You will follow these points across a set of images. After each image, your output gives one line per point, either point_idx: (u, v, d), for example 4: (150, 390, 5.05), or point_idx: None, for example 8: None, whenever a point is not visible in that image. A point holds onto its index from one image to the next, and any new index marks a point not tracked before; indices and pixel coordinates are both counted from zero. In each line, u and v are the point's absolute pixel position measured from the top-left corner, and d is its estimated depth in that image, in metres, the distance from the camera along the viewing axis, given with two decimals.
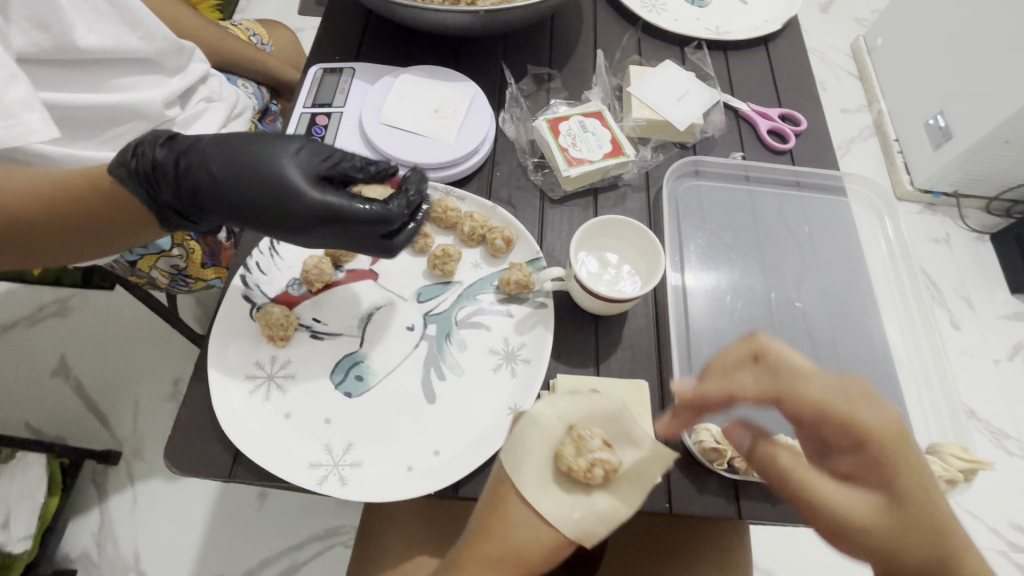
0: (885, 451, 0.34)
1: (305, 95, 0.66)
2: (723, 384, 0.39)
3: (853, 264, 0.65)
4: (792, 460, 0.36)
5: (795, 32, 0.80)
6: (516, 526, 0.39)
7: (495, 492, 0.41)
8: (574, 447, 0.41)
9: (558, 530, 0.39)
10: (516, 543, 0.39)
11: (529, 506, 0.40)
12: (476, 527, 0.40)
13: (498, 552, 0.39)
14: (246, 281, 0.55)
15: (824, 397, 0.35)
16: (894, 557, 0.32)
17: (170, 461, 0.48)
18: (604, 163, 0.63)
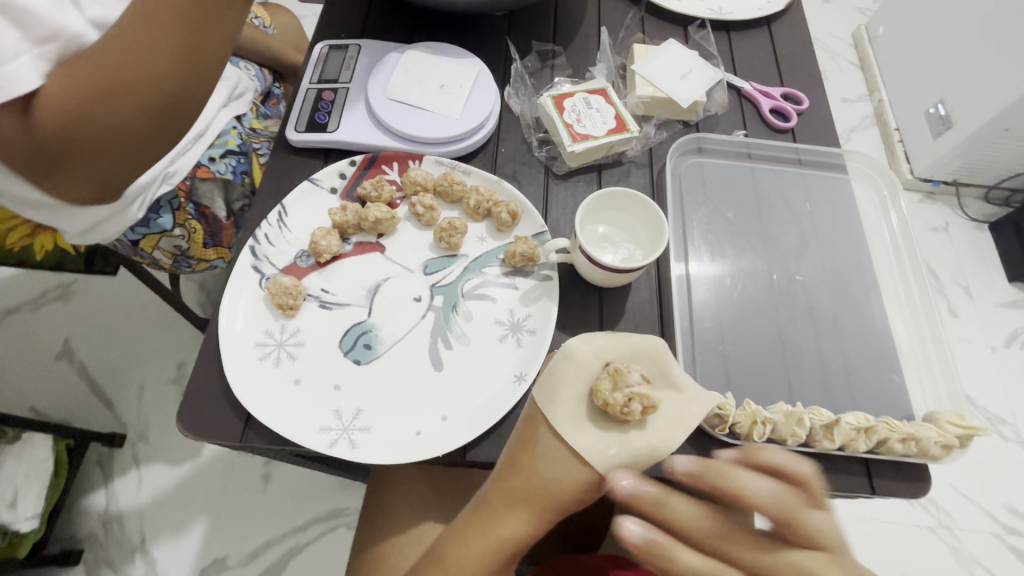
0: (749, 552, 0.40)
1: (311, 71, 0.67)
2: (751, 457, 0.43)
3: (852, 240, 0.66)
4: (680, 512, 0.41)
5: (798, 13, 0.81)
6: (547, 461, 0.43)
7: (527, 427, 0.45)
8: (611, 381, 0.43)
9: (590, 464, 0.43)
10: (545, 476, 0.43)
11: (558, 439, 0.44)
12: (510, 461, 0.45)
13: (529, 481, 0.44)
14: (255, 252, 0.56)
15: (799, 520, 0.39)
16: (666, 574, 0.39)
17: (183, 426, 0.49)
18: (608, 139, 0.63)
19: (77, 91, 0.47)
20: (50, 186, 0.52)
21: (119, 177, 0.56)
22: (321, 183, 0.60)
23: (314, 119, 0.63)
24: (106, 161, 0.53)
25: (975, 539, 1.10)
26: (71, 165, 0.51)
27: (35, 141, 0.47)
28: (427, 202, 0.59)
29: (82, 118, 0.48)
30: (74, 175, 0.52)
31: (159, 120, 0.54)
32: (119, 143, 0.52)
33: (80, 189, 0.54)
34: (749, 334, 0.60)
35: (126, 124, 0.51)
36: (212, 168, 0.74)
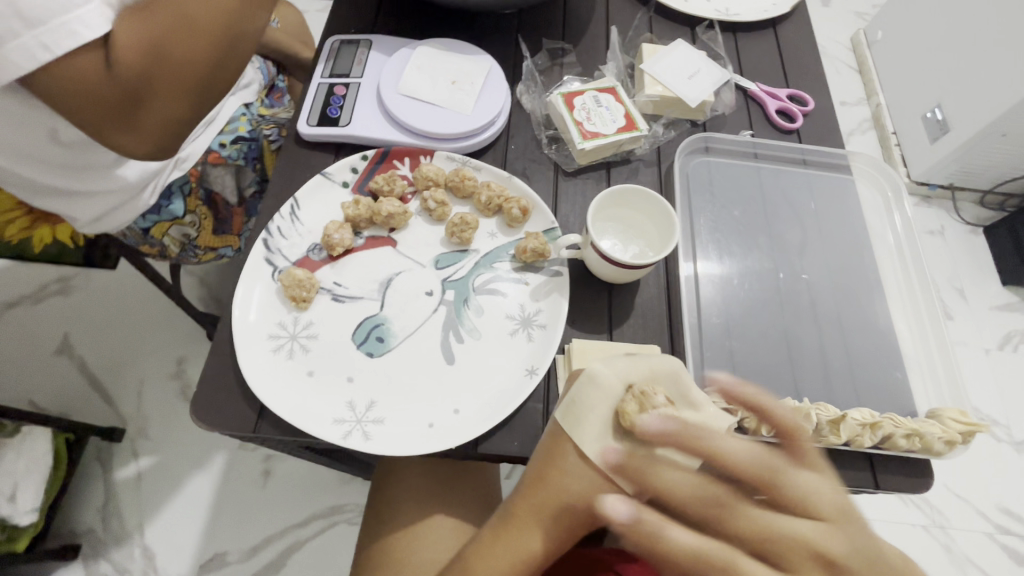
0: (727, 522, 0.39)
1: (323, 66, 0.67)
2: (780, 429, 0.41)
3: (856, 239, 0.67)
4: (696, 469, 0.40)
5: (803, 16, 0.82)
6: (569, 476, 0.45)
7: (552, 444, 0.46)
8: (638, 404, 0.44)
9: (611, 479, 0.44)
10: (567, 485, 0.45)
11: (582, 458, 0.45)
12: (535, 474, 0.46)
13: (553, 493, 0.45)
14: (268, 244, 0.56)
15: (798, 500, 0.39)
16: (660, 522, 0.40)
17: (197, 416, 0.49)
18: (618, 137, 0.64)
19: (147, 31, 0.45)
20: (123, 140, 0.51)
21: (188, 125, 0.55)
22: (333, 177, 0.60)
23: (326, 113, 0.63)
24: (178, 103, 0.51)
25: (968, 538, 1.11)
26: (143, 111, 0.49)
27: (82, 103, 0.46)
28: (439, 197, 0.59)
29: (153, 56, 0.46)
30: (147, 123, 0.51)
31: (228, 59, 0.52)
32: (189, 84, 0.50)
33: (152, 140, 0.53)
34: (755, 331, 0.61)
35: (196, 62, 0.49)
36: (223, 154, 0.75)
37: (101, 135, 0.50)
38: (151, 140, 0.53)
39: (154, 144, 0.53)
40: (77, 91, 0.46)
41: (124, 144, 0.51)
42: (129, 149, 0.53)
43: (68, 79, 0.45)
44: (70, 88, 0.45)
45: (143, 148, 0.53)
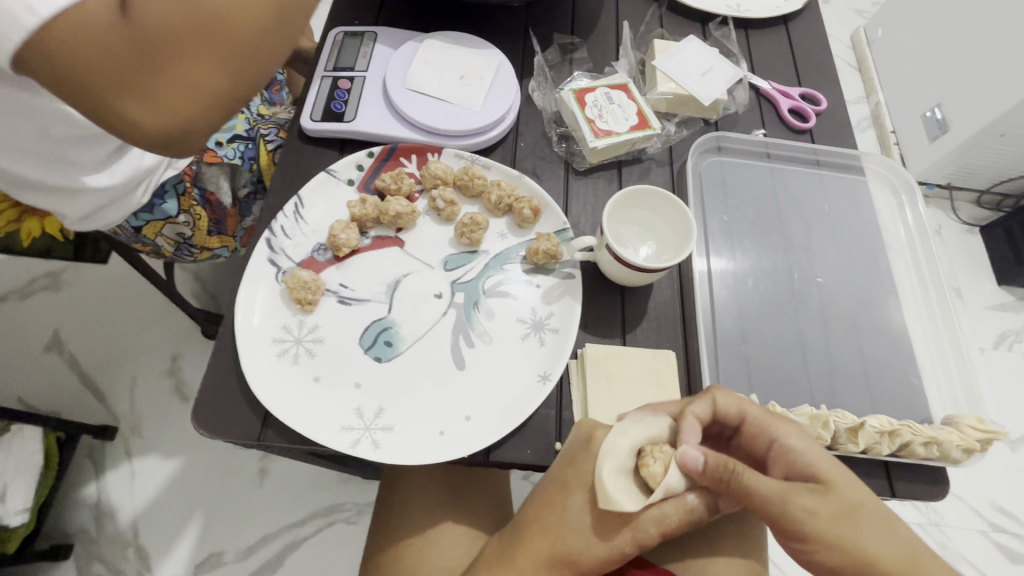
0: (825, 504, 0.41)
1: (326, 59, 0.65)
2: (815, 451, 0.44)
3: (870, 243, 0.66)
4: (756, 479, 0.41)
5: (814, 12, 0.80)
6: (567, 528, 0.45)
7: (557, 486, 0.46)
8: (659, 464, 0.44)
9: (604, 540, 0.44)
10: (567, 531, 0.45)
11: (583, 511, 0.45)
12: (535, 514, 0.47)
13: (551, 543, 0.45)
14: (271, 245, 0.54)
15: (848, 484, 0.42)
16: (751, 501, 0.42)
17: (198, 423, 0.47)
18: (631, 135, 0.62)
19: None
20: (138, 110, 0.45)
21: (212, 110, 0.48)
22: (338, 175, 0.59)
23: (331, 108, 0.61)
24: (208, 72, 0.46)
25: (961, 535, 1.12)
26: (164, 73, 0.44)
27: (91, 54, 0.41)
28: (448, 196, 0.58)
29: (186, 8, 0.43)
30: (167, 92, 0.45)
31: (270, 34, 0.49)
32: (221, 51, 0.46)
33: (170, 118, 0.46)
34: (769, 335, 0.60)
35: (235, 24, 0.45)
36: (218, 153, 0.74)
37: (111, 101, 0.43)
38: (168, 118, 0.46)
39: (171, 124, 0.47)
40: (89, 41, 0.40)
41: (136, 115, 0.45)
42: (141, 128, 0.46)
43: (83, 24, 0.40)
44: (84, 38, 0.40)
45: (160, 125, 0.46)
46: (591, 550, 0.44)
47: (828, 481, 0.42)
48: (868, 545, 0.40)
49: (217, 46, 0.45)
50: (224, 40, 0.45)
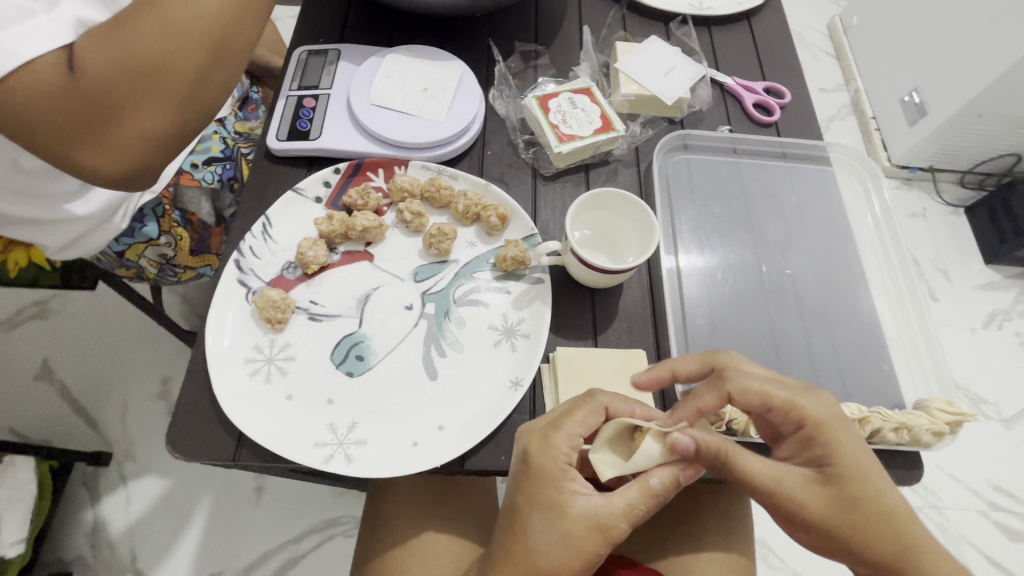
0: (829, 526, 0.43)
1: (291, 78, 0.65)
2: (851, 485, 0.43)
3: (839, 232, 0.67)
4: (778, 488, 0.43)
5: (776, 6, 0.81)
6: (539, 552, 0.43)
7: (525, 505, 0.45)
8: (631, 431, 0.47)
9: (580, 556, 0.43)
10: (537, 557, 0.43)
11: (551, 531, 0.44)
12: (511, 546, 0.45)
13: (526, 569, 0.43)
14: (240, 265, 0.55)
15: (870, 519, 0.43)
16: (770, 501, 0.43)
17: (172, 447, 0.48)
18: (595, 139, 0.63)
19: (117, 38, 0.44)
20: (89, 160, 0.47)
21: (163, 146, 0.51)
22: (306, 193, 0.59)
23: (296, 126, 0.62)
24: (153, 117, 0.48)
25: (962, 516, 1.12)
26: (111, 124, 0.46)
27: (35, 112, 0.43)
28: (415, 208, 0.58)
29: (125, 63, 0.44)
30: (117, 138, 0.47)
31: (212, 71, 0.50)
32: (165, 94, 0.47)
33: (120, 161, 0.49)
34: (741, 329, 0.60)
35: (178, 70, 0.47)
36: (196, 175, 0.73)
37: (62, 152, 0.46)
38: (120, 162, 0.49)
39: (124, 166, 0.49)
40: (36, 99, 0.43)
41: (89, 165, 0.47)
42: (93, 172, 0.48)
43: (25, 91, 0.42)
44: (31, 98, 0.42)
45: (111, 168, 0.49)
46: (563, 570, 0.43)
47: (845, 512, 0.43)
48: (864, 534, 0.43)
49: (159, 94, 0.47)
50: (166, 88, 0.47)
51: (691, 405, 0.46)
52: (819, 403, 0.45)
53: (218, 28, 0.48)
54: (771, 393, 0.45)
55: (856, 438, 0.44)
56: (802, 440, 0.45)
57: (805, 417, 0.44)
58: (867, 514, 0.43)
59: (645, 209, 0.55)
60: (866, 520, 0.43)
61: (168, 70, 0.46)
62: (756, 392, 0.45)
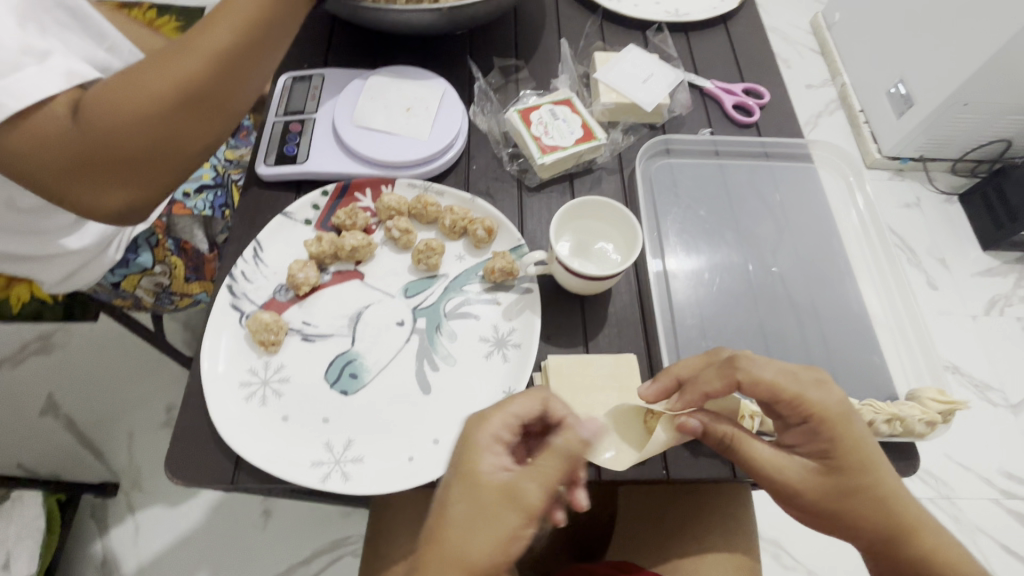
0: (830, 510, 0.46)
1: (277, 105, 0.67)
2: (852, 476, 0.45)
3: (825, 228, 0.68)
4: (779, 475, 0.46)
5: (751, 9, 0.82)
6: (461, 523, 0.41)
7: (466, 480, 0.42)
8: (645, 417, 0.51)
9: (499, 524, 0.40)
10: (472, 549, 0.40)
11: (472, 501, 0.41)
12: (431, 530, 0.42)
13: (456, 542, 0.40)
14: (232, 290, 0.56)
15: (874, 507, 0.45)
16: (775, 486, 0.47)
17: (172, 474, 0.48)
18: (577, 148, 0.64)
19: (129, 92, 0.47)
20: (86, 197, 0.50)
21: (160, 188, 0.54)
22: (294, 216, 0.60)
23: (283, 151, 0.63)
24: (153, 164, 0.51)
25: (976, 506, 1.11)
26: (113, 173, 0.49)
27: (38, 159, 0.46)
28: (402, 225, 0.59)
29: (136, 123, 0.48)
30: (115, 183, 0.50)
31: (215, 125, 0.54)
32: (169, 149, 0.51)
33: (115, 203, 0.52)
34: (730, 328, 0.61)
35: (183, 127, 0.51)
36: (188, 204, 0.75)
37: (61, 193, 0.48)
38: (115, 200, 0.51)
39: (120, 203, 0.52)
40: (41, 147, 0.45)
41: (84, 205, 0.50)
42: (85, 211, 0.51)
43: (36, 134, 0.45)
44: (37, 146, 0.45)
45: (105, 209, 0.52)
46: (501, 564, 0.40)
47: (846, 501, 0.45)
48: (863, 518, 0.45)
49: (162, 150, 0.51)
50: (170, 144, 0.51)
51: (698, 390, 0.49)
52: (826, 395, 0.46)
53: (224, 93, 0.52)
54: (780, 385, 0.46)
55: (861, 429, 0.46)
56: (810, 431, 0.46)
57: (812, 409, 0.46)
58: (870, 504, 0.45)
59: (627, 216, 0.57)
60: (868, 506, 0.45)
61: (174, 128, 0.50)
62: (765, 384, 0.47)
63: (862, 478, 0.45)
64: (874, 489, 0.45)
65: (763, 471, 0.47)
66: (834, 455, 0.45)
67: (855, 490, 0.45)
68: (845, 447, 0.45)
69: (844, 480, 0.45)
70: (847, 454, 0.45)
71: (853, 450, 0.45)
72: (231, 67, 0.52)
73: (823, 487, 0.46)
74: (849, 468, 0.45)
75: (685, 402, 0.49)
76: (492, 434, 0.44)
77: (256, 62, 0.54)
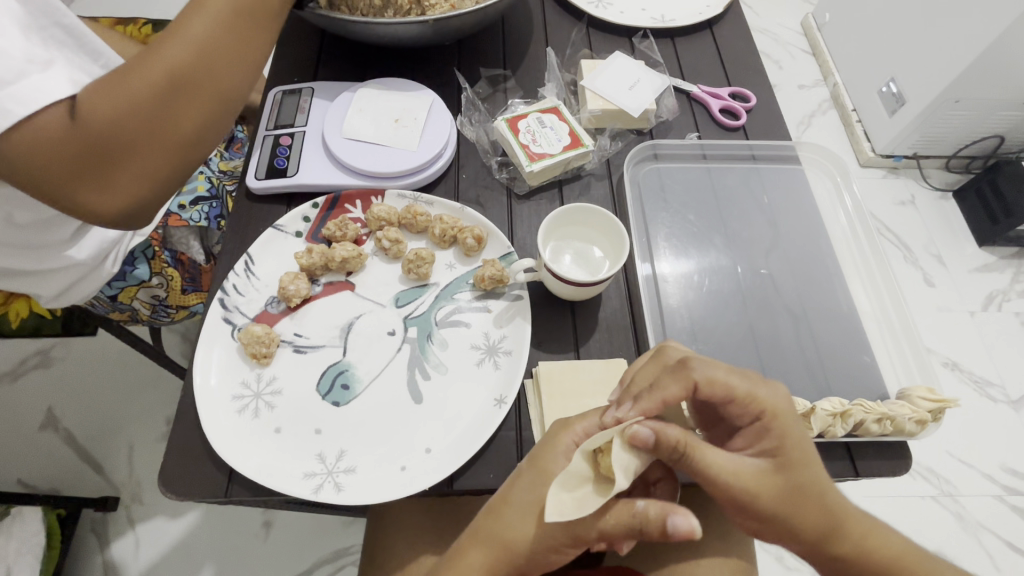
0: (782, 514, 0.41)
1: (267, 119, 0.67)
2: (802, 475, 0.41)
3: (814, 228, 0.68)
4: (733, 478, 0.41)
5: (737, 14, 0.83)
6: (517, 514, 0.43)
7: (535, 475, 0.44)
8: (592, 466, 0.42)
9: (546, 533, 0.42)
10: (518, 543, 0.43)
11: (529, 497, 0.43)
12: (491, 503, 0.45)
13: (502, 533, 0.43)
14: (224, 303, 0.56)
15: (824, 503, 0.41)
16: (727, 493, 0.41)
17: (165, 489, 0.49)
18: (565, 155, 0.65)
19: (124, 88, 0.47)
20: (90, 198, 0.48)
21: (165, 183, 0.53)
22: (286, 229, 0.61)
23: (273, 165, 0.64)
24: (153, 162, 0.50)
25: (979, 503, 1.11)
26: (115, 167, 0.48)
27: (38, 159, 0.44)
28: (392, 235, 0.59)
29: (131, 110, 0.47)
30: (119, 181, 0.49)
31: (213, 118, 0.53)
32: (169, 137, 0.50)
33: (121, 202, 0.50)
34: (721, 330, 0.61)
35: (180, 112, 0.50)
36: (183, 216, 0.76)
37: (65, 196, 0.47)
38: (121, 200, 0.50)
39: (124, 204, 0.50)
40: (40, 149, 0.44)
41: (90, 207, 0.49)
42: (91, 214, 0.50)
43: (35, 134, 0.44)
44: (37, 147, 0.44)
45: (111, 210, 0.50)
46: (538, 561, 0.44)
47: (798, 501, 0.41)
48: (811, 516, 0.41)
49: (162, 137, 0.50)
50: (169, 131, 0.50)
51: (656, 397, 0.42)
52: (773, 393, 0.43)
53: (218, 76, 0.52)
54: (734, 384, 0.42)
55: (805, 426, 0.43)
56: (758, 430, 0.42)
57: (764, 407, 0.42)
58: (822, 500, 0.41)
59: (614, 221, 0.58)
60: (819, 504, 0.41)
61: (171, 113, 0.49)
62: (720, 384, 0.42)
63: (811, 477, 0.41)
64: (821, 487, 0.41)
65: (716, 475, 0.40)
66: (783, 455, 0.41)
67: (806, 491, 0.41)
68: (793, 448, 0.41)
69: (795, 482, 0.41)
70: (796, 454, 0.41)
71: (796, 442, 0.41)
72: (222, 50, 0.51)
73: (776, 490, 0.41)
74: (797, 467, 0.41)
75: (641, 412, 0.42)
76: (564, 454, 0.44)
77: (247, 46, 0.54)
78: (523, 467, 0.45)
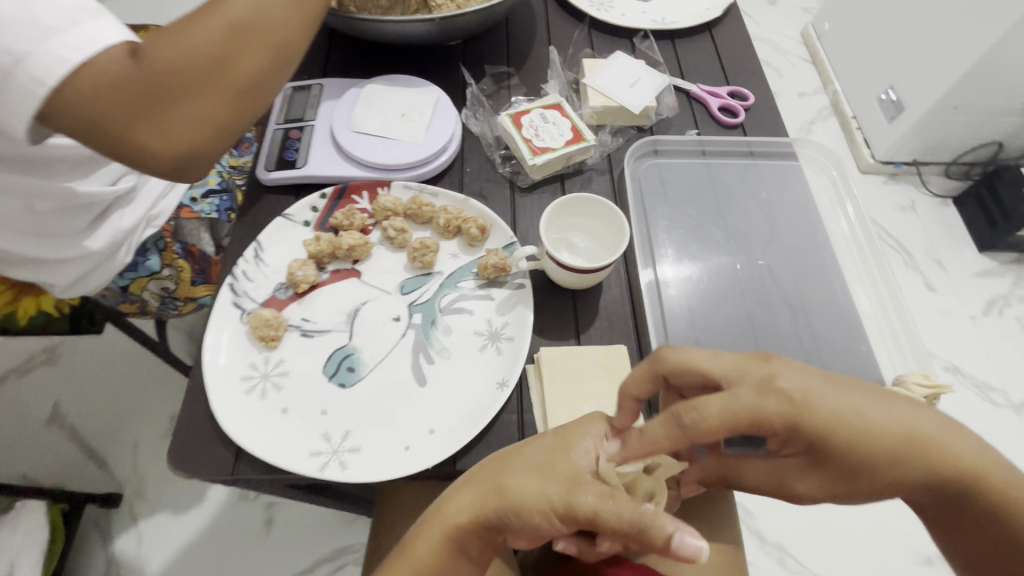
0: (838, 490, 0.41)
1: (277, 113, 0.69)
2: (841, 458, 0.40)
3: (810, 222, 0.70)
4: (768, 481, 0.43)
5: (736, 17, 0.85)
6: (524, 463, 0.43)
7: (554, 443, 0.44)
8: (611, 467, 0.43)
9: (540, 492, 0.41)
10: (515, 496, 0.41)
11: (539, 455, 0.43)
12: (500, 454, 0.45)
13: (501, 475, 0.43)
14: (234, 289, 0.57)
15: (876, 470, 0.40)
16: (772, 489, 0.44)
17: (176, 466, 0.50)
18: (567, 149, 0.66)
19: (190, 34, 0.47)
20: (149, 139, 0.47)
21: (223, 132, 0.51)
22: (294, 218, 0.62)
23: (283, 157, 0.66)
24: (212, 106, 0.49)
25: None
26: (175, 107, 0.47)
27: (102, 94, 0.44)
28: (398, 224, 0.61)
29: (194, 55, 0.46)
30: (179, 121, 0.47)
31: (270, 67, 0.52)
32: (229, 84, 0.49)
33: (177, 145, 0.48)
34: (719, 320, 0.62)
35: (242, 59, 0.49)
36: (195, 208, 0.77)
37: (125, 135, 0.46)
38: (178, 142, 0.48)
39: (178, 150, 0.49)
40: (104, 86, 0.44)
41: (148, 148, 0.47)
42: (149, 157, 0.48)
43: (92, 78, 0.43)
44: (100, 86, 0.44)
45: (168, 153, 0.48)
46: (524, 524, 0.41)
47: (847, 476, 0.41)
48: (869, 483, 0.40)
49: (222, 83, 0.49)
50: (229, 77, 0.49)
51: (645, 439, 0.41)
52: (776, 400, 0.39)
53: (278, 28, 0.51)
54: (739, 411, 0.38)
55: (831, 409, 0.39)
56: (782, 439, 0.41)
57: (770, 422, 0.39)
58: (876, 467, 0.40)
59: (615, 211, 0.59)
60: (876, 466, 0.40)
61: (232, 59, 0.48)
62: (714, 418, 0.38)
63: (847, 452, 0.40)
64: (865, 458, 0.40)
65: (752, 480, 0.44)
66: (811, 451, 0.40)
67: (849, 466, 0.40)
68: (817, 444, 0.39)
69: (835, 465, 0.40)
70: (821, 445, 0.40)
71: (841, 446, 0.39)
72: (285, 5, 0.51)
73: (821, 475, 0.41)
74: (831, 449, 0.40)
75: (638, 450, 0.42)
76: (592, 437, 0.45)
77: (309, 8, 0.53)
78: (546, 436, 0.45)
